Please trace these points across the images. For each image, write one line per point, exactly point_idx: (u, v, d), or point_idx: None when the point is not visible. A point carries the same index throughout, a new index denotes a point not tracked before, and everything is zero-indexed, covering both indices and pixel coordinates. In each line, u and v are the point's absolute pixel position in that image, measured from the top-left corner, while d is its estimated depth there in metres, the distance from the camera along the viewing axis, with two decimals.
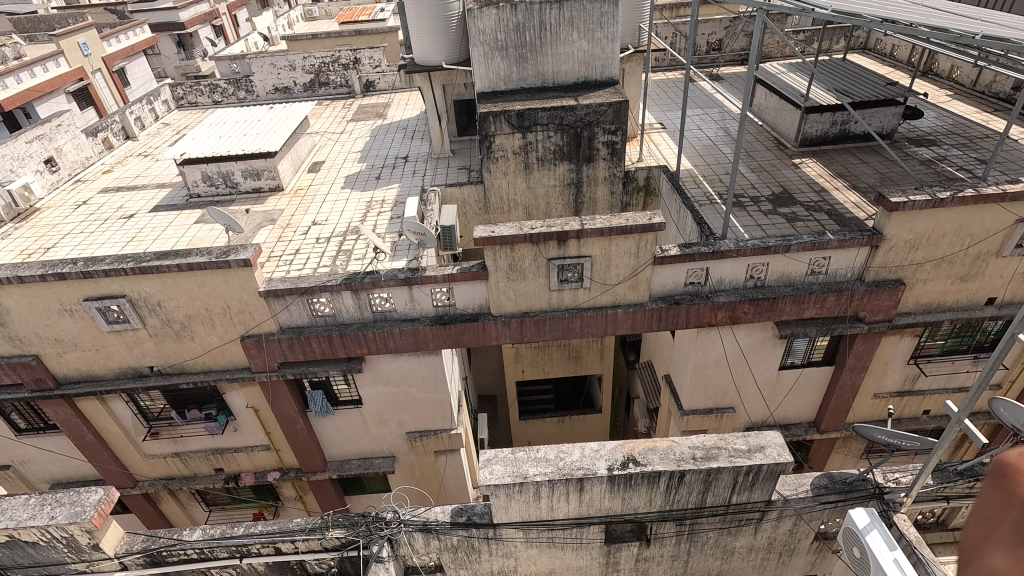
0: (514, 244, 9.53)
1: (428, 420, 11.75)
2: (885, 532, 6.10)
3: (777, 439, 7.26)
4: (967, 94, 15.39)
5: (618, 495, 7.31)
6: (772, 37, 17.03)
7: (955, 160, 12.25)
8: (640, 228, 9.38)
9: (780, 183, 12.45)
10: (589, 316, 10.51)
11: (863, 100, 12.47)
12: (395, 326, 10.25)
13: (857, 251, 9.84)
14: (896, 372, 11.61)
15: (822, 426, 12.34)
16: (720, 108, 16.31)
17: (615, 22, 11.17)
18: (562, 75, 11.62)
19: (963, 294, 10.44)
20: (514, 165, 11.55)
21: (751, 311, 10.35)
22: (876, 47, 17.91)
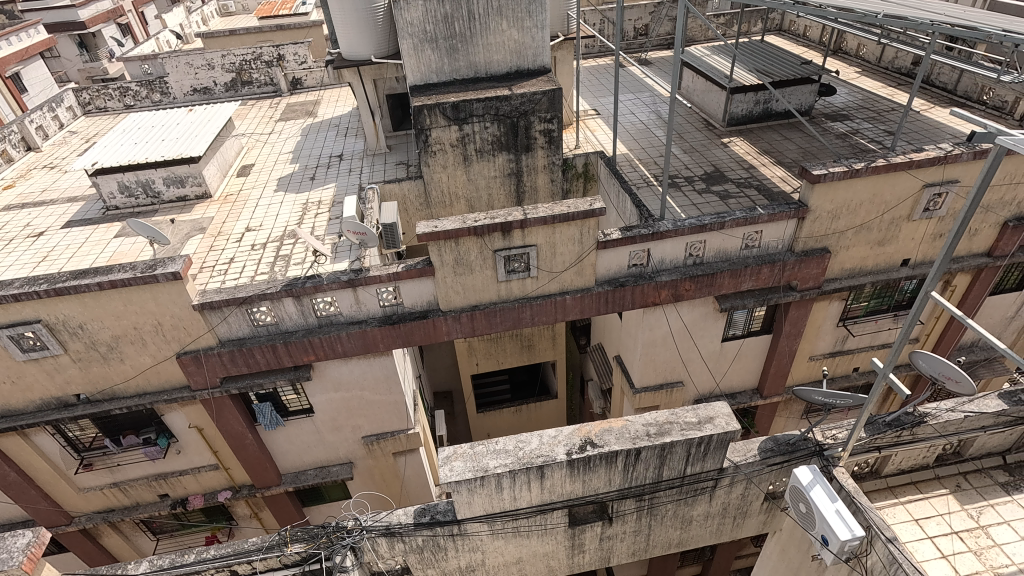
0: (458, 237, 9.44)
1: (384, 422, 11.54)
2: (827, 487, 6.51)
3: (725, 408, 7.57)
4: (874, 70, 16.41)
5: (578, 478, 7.45)
6: (695, 21, 17.58)
7: (867, 133, 13.06)
8: (582, 214, 9.50)
9: (711, 162, 12.91)
10: (538, 304, 10.58)
11: (782, 79, 13.09)
12: (343, 329, 9.98)
13: (786, 223, 10.36)
14: (828, 335, 12.34)
15: (765, 391, 12.98)
16: (651, 92, 16.72)
17: (543, 10, 11.18)
18: (494, 65, 11.55)
19: (881, 258, 11.21)
20: (453, 158, 11.43)
21: (692, 288, 10.72)
22: (790, 28, 18.81)
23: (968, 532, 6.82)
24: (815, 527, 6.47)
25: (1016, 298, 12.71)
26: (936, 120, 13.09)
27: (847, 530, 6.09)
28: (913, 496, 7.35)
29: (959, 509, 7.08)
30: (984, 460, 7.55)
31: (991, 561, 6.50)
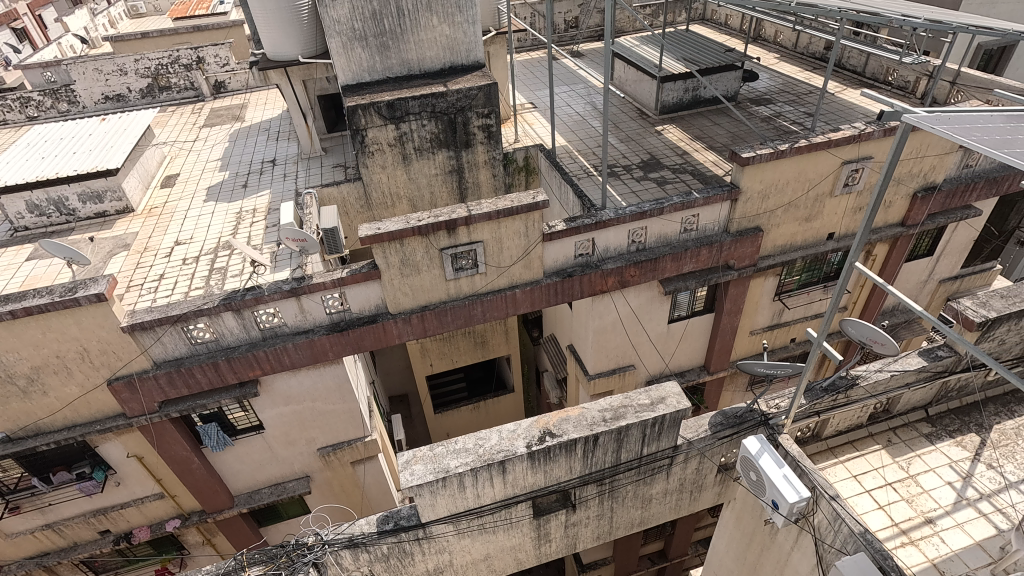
0: (403, 238, 9.28)
1: (339, 431, 11.24)
2: (774, 454, 6.87)
3: (675, 388, 7.83)
4: (791, 55, 17.27)
5: (539, 469, 7.53)
6: (622, 13, 17.95)
7: (789, 115, 13.74)
8: (526, 208, 9.55)
9: (647, 150, 13.26)
10: (489, 300, 10.57)
11: (707, 67, 13.57)
12: (289, 340, 9.65)
13: (720, 205, 10.77)
14: (766, 309, 12.95)
15: (712, 367, 13.49)
16: (585, 83, 16.96)
17: (473, 5, 11.10)
18: (427, 62, 11.40)
19: (809, 233, 11.87)
20: (391, 158, 11.21)
21: (637, 273, 10.99)
22: (712, 18, 19.51)
23: (900, 482, 7.38)
24: (766, 493, 6.79)
25: (929, 263, 13.77)
26: (849, 101, 13.94)
27: (795, 492, 6.42)
28: (850, 454, 7.83)
29: (891, 462, 7.63)
30: (911, 414, 8.13)
31: (922, 506, 7.08)
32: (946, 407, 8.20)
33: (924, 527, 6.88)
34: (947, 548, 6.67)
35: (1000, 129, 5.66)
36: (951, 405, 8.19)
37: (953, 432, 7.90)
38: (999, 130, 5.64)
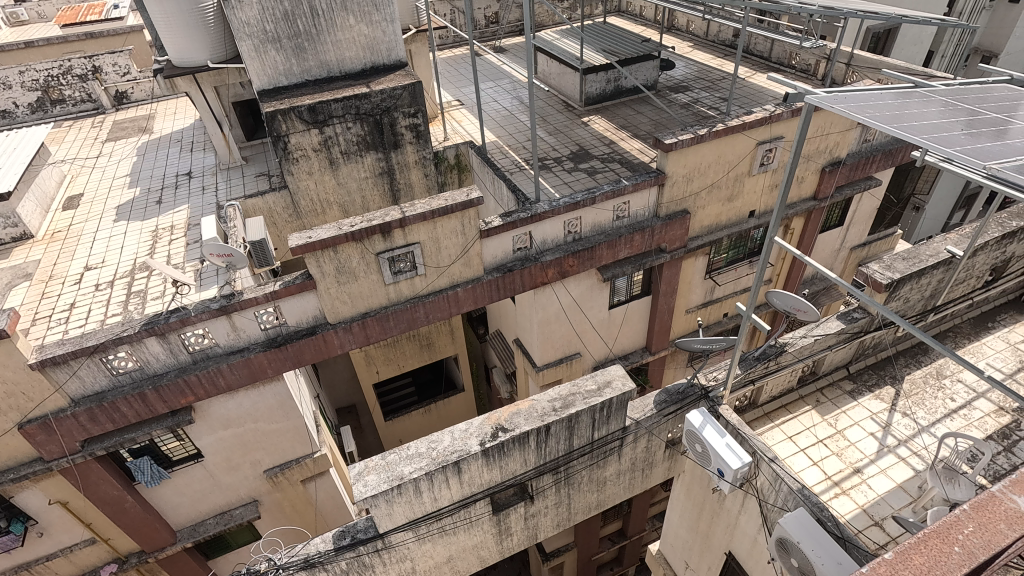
0: (336, 245, 9.02)
1: (285, 450, 10.81)
2: (716, 426, 7.22)
3: (619, 371, 8.06)
4: (703, 43, 18.04)
5: (495, 465, 7.57)
6: (541, 7, 18.15)
7: (706, 101, 14.35)
8: (461, 206, 9.51)
9: (575, 141, 13.51)
10: (431, 301, 10.47)
11: (626, 58, 13.95)
12: (222, 361, 9.18)
13: (649, 191, 11.12)
14: (699, 288, 13.53)
15: (653, 348, 13.97)
16: (510, 79, 17.04)
17: (390, 3, 10.89)
18: (347, 63, 11.09)
19: (733, 212, 12.49)
20: (318, 163, 10.84)
21: (575, 263, 11.20)
22: (628, 9, 20.07)
23: (830, 438, 7.93)
24: (711, 463, 7.11)
25: (840, 232, 14.81)
26: (759, 85, 14.73)
27: (738, 459, 6.76)
28: (785, 417, 8.32)
29: (821, 420, 8.19)
30: (834, 374, 8.73)
31: (850, 458, 7.65)
32: (865, 364, 8.86)
33: (853, 476, 7.45)
34: (874, 494, 7.26)
35: (890, 106, 6.15)
36: (869, 361, 8.87)
37: (872, 387, 8.57)
38: (889, 106, 6.13)
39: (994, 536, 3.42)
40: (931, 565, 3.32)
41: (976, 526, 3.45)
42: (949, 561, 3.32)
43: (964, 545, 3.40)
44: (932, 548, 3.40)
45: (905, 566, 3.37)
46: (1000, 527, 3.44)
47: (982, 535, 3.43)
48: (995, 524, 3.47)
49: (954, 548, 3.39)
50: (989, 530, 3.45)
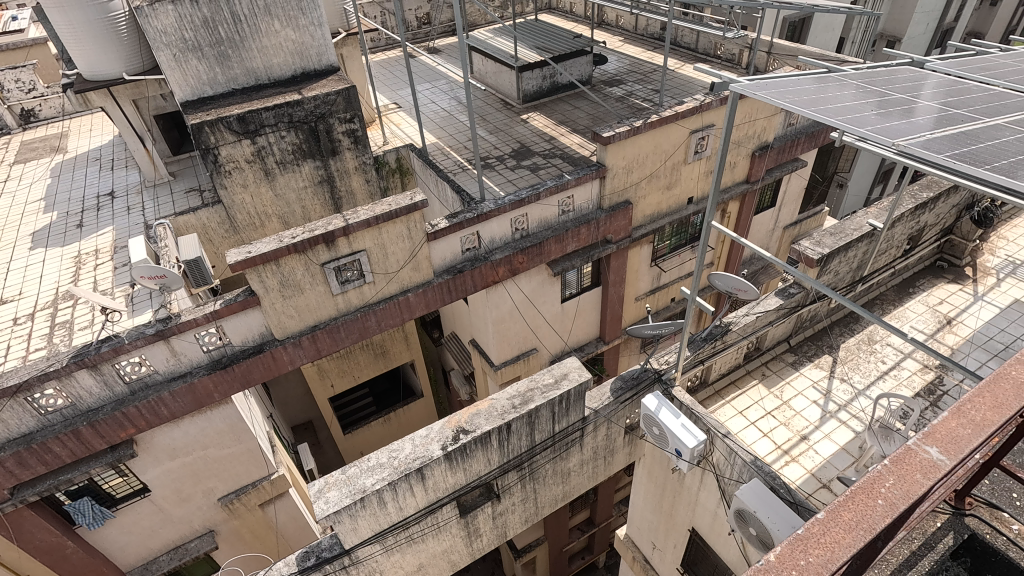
0: (278, 259, 8.73)
1: (240, 475, 10.37)
2: (670, 407, 7.45)
3: (574, 362, 8.17)
4: (633, 37, 18.50)
5: (458, 468, 7.53)
6: (473, 7, 18.14)
7: (640, 93, 14.73)
8: (405, 210, 9.38)
9: (516, 139, 13.58)
10: (382, 309, 10.30)
11: (560, 54, 14.12)
12: (164, 389, 8.74)
13: (591, 184, 11.32)
14: (646, 275, 13.90)
15: (607, 337, 14.24)
16: (446, 79, 16.94)
17: (316, 7, 10.56)
18: (276, 69, 10.74)
19: (672, 200, 12.88)
20: (253, 175, 10.44)
21: (525, 260, 11.27)
22: (558, 6, 20.34)
23: (777, 409, 8.33)
24: (669, 444, 7.32)
25: (773, 213, 15.54)
26: (688, 76, 15.24)
27: (693, 437, 6.98)
28: (734, 393, 8.67)
29: (768, 393, 8.58)
30: (777, 348, 9.15)
31: (797, 427, 8.06)
32: (804, 337, 9.33)
33: (801, 443, 7.85)
34: (821, 458, 7.68)
35: (808, 91, 6.49)
36: (807, 333, 9.35)
37: (811, 357, 9.05)
38: (808, 91, 6.48)
39: (912, 486, 3.25)
40: (856, 523, 3.16)
41: (894, 478, 3.28)
42: (873, 516, 3.17)
43: (886, 498, 3.23)
44: (858, 506, 3.23)
45: (834, 526, 3.21)
46: (917, 477, 3.28)
47: (901, 485, 3.28)
48: (917, 474, 3.28)
49: (878, 500, 3.24)
50: (908, 481, 3.28)
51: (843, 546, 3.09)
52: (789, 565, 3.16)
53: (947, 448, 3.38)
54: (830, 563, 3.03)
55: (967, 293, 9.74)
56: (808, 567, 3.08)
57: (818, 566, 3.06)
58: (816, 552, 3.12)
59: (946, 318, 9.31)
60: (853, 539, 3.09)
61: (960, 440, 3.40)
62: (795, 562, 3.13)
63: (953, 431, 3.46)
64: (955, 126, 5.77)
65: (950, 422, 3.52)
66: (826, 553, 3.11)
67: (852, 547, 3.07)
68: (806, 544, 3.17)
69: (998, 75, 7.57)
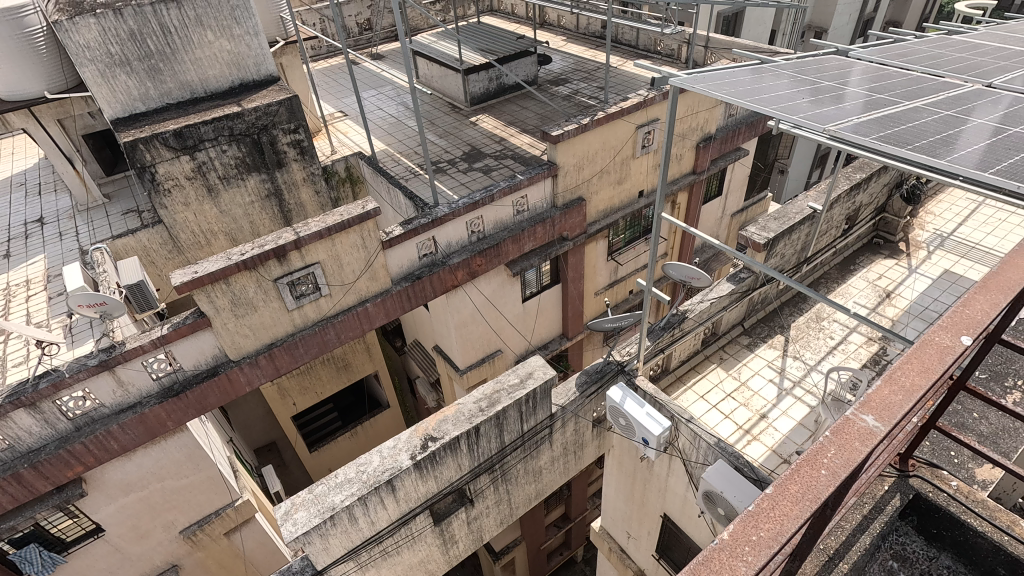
0: (228, 277, 8.43)
1: (202, 504, 9.93)
2: (635, 397, 7.59)
3: (538, 360, 8.22)
4: (576, 36, 18.76)
5: (429, 476, 7.46)
6: (414, 11, 18.00)
7: (586, 91, 14.93)
8: (358, 219, 9.21)
9: (467, 142, 13.55)
10: (341, 321, 10.10)
11: (504, 55, 14.18)
12: (112, 422, 8.32)
13: (544, 183, 11.40)
14: (603, 270, 14.12)
15: (570, 333, 14.39)
16: (392, 85, 16.76)
17: (251, 15, 10.22)
18: (212, 81, 10.37)
19: (624, 194, 13.13)
20: (195, 192, 10.04)
21: (483, 262, 11.26)
22: (500, 8, 20.43)
23: (736, 390, 8.60)
24: (636, 433, 7.45)
25: (720, 201, 16.06)
26: (631, 72, 15.56)
27: (658, 424, 7.13)
28: (695, 378, 8.90)
29: (727, 376, 8.85)
30: (732, 331, 9.45)
31: (756, 406, 8.34)
32: (757, 319, 9.67)
33: (761, 422, 8.14)
34: (780, 434, 7.97)
35: (744, 82, 6.74)
36: (760, 315, 9.69)
37: (765, 338, 9.39)
38: (745, 82, 6.73)
39: (852, 455, 2.87)
40: (802, 494, 2.77)
41: (835, 446, 2.92)
42: (817, 487, 2.77)
43: (829, 467, 2.85)
44: (802, 476, 2.84)
45: (780, 499, 2.81)
46: (857, 444, 2.92)
47: (841, 454, 2.89)
48: (858, 442, 2.93)
49: (821, 471, 2.85)
50: (848, 447, 2.92)
51: (791, 518, 2.69)
52: (740, 543, 2.73)
53: (881, 414, 3.06)
54: (781, 535, 2.64)
55: (902, 267, 10.31)
56: (758, 543, 2.67)
57: (770, 539, 2.66)
58: (766, 526, 2.72)
59: (885, 292, 9.82)
60: (801, 511, 2.70)
61: (892, 403, 3.12)
62: (746, 538, 2.72)
63: (887, 398, 3.15)
64: (880, 110, 6.10)
65: (883, 390, 3.22)
66: (776, 527, 2.70)
67: (801, 519, 2.67)
68: (755, 521, 2.76)
69: (916, 60, 8.05)
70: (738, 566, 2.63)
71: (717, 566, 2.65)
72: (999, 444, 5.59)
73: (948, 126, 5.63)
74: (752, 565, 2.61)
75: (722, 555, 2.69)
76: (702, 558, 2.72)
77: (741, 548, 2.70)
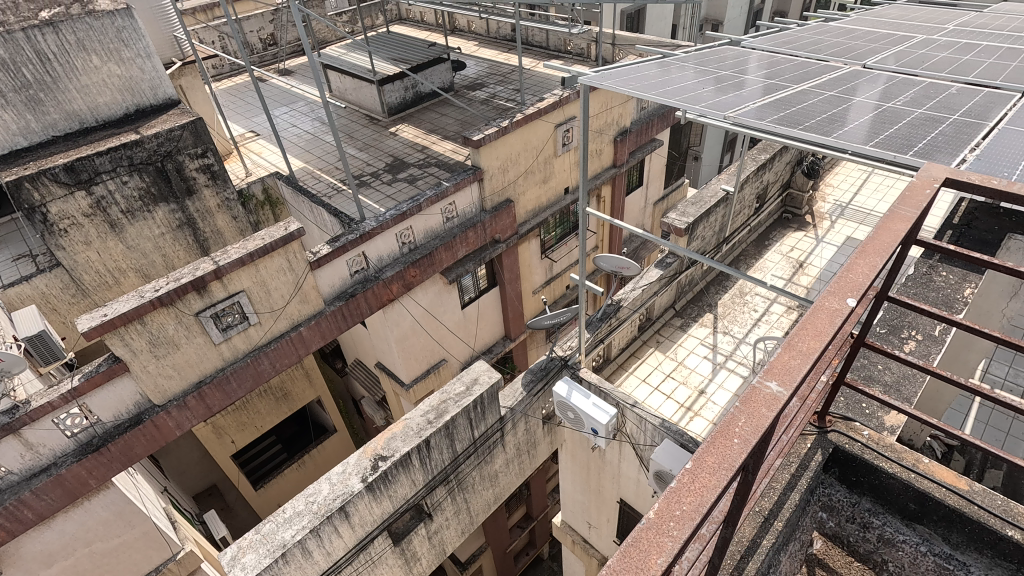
0: (142, 316, 7.86)
1: (140, 565, 8.90)
2: (580, 389, 7.72)
3: (483, 365, 8.20)
4: (488, 40, 18.93)
5: (383, 497, 7.29)
6: (320, 24, 17.57)
7: (502, 94, 15.08)
8: (281, 241, 8.86)
9: (388, 153, 13.34)
10: (274, 349, 9.69)
11: (418, 63, 14.08)
12: (25, 488, 7.61)
13: (470, 188, 11.40)
14: (538, 268, 14.31)
15: (512, 334, 14.47)
16: (304, 100, 16.27)
17: (141, 37, 9.60)
18: (104, 109, 9.66)
19: (550, 192, 13.37)
20: (96, 229, 9.31)
21: (417, 273, 11.11)
22: (409, 16, 20.31)
23: (674, 370, 8.97)
24: (585, 424, 7.58)
25: (642, 191, 16.66)
26: (544, 72, 15.87)
27: (604, 413, 7.29)
28: (636, 363, 9.20)
29: (665, 358, 9.19)
30: (665, 315, 9.82)
31: (694, 383, 8.72)
32: (687, 300, 10.10)
33: (700, 398, 8.50)
34: (719, 407, 8.37)
35: (650, 76, 7.02)
36: (689, 297, 10.14)
37: (696, 317, 9.83)
38: (651, 76, 7.02)
39: (761, 422, 2.37)
40: (719, 463, 2.26)
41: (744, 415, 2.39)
42: (730, 456, 2.27)
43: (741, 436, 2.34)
44: (716, 447, 2.33)
45: (699, 470, 2.31)
46: (763, 412, 2.41)
47: (749, 420, 2.39)
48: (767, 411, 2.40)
49: (734, 441, 2.34)
50: (756, 416, 2.40)
51: (711, 488, 2.22)
52: (666, 518, 2.23)
53: (784, 377, 2.53)
54: (704, 507, 2.16)
55: (811, 238, 11.09)
56: (681, 518, 2.18)
57: (694, 512, 2.17)
58: (688, 498, 2.23)
59: (798, 262, 10.54)
60: (721, 480, 2.21)
61: (792, 364, 2.58)
62: (669, 514, 2.22)
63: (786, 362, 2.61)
64: (773, 95, 6.53)
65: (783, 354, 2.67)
66: (698, 498, 2.22)
67: (722, 490, 2.19)
68: (675, 495, 2.28)
69: (800, 46, 8.68)
70: (664, 544, 2.13)
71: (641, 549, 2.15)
72: (902, 391, 6.13)
73: (833, 106, 6.09)
74: (678, 541, 2.11)
75: (648, 534, 2.19)
76: (627, 540, 2.22)
77: (666, 524, 2.19)
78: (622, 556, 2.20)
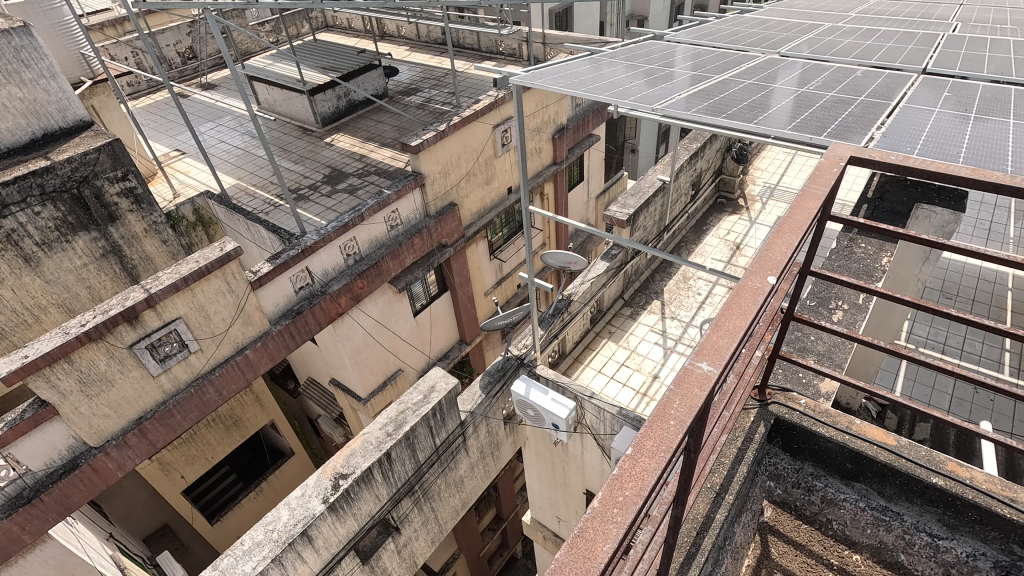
0: (69, 354, 7.34)
1: None
2: (538, 386, 7.77)
3: (439, 372, 8.12)
4: (418, 45, 18.80)
5: (347, 516, 7.12)
6: (242, 34, 16.98)
7: (438, 98, 15.00)
8: (217, 263, 8.48)
9: (325, 164, 13.02)
10: (219, 376, 9.28)
11: (348, 71, 13.80)
12: None
13: (413, 194, 11.28)
14: (488, 270, 14.32)
15: (467, 338, 14.42)
16: (231, 115, 15.67)
17: (43, 56, 8.98)
18: (7, 135, 8.96)
19: (494, 193, 13.41)
20: (8, 265, 8.63)
21: (365, 284, 10.90)
22: (335, 23, 19.93)
23: (628, 358, 9.17)
24: (546, 420, 7.63)
25: (584, 186, 16.95)
26: (478, 74, 15.90)
27: (563, 407, 7.37)
28: (590, 355, 9.35)
29: (618, 347, 9.39)
30: (615, 305, 10.03)
31: (647, 368, 8.95)
32: (634, 289, 10.35)
33: (654, 382, 8.73)
34: None
35: (580, 73, 7.14)
36: (636, 286, 10.39)
37: (644, 305, 10.10)
38: (580, 73, 7.15)
39: (695, 401, 2.44)
40: (658, 444, 2.32)
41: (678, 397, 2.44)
42: (667, 437, 2.33)
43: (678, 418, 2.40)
44: (654, 431, 2.38)
45: (638, 454, 2.36)
46: (696, 391, 2.48)
47: (684, 401, 2.44)
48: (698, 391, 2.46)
49: (671, 422, 2.39)
50: (689, 396, 2.47)
51: (651, 471, 2.27)
52: (610, 505, 2.27)
53: (713, 356, 2.60)
54: (644, 491, 2.21)
55: (745, 221, 11.59)
56: (623, 503, 2.23)
57: (635, 496, 2.22)
58: (629, 483, 2.28)
59: (735, 245, 11.00)
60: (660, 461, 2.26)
61: (720, 344, 2.66)
62: (612, 500, 2.26)
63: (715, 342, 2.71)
64: (698, 85, 6.77)
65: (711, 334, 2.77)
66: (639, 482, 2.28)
67: (661, 471, 2.24)
68: (618, 482, 2.32)
69: (720, 38, 9.05)
70: (609, 531, 2.16)
71: (588, 540, 2.17)
72: (834, 358, 6.50)
73: (753, 93, 6.38)
74: (622, 526, 2.15)
75: (594, 523, 2.22)
76: (574, 532, 2.24)
77: (611, 511, 2.23)
78: (570, 548, 2.21)
